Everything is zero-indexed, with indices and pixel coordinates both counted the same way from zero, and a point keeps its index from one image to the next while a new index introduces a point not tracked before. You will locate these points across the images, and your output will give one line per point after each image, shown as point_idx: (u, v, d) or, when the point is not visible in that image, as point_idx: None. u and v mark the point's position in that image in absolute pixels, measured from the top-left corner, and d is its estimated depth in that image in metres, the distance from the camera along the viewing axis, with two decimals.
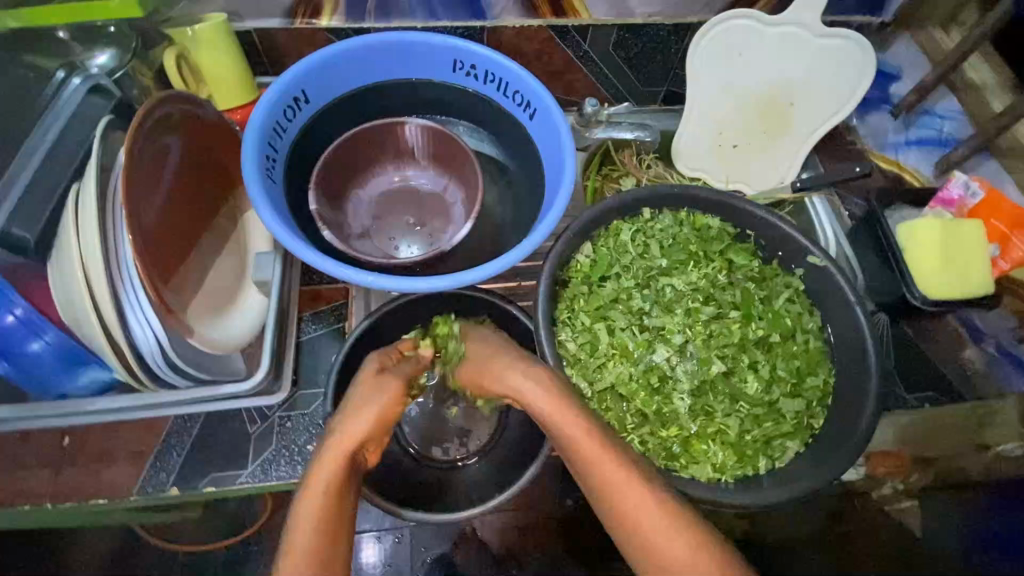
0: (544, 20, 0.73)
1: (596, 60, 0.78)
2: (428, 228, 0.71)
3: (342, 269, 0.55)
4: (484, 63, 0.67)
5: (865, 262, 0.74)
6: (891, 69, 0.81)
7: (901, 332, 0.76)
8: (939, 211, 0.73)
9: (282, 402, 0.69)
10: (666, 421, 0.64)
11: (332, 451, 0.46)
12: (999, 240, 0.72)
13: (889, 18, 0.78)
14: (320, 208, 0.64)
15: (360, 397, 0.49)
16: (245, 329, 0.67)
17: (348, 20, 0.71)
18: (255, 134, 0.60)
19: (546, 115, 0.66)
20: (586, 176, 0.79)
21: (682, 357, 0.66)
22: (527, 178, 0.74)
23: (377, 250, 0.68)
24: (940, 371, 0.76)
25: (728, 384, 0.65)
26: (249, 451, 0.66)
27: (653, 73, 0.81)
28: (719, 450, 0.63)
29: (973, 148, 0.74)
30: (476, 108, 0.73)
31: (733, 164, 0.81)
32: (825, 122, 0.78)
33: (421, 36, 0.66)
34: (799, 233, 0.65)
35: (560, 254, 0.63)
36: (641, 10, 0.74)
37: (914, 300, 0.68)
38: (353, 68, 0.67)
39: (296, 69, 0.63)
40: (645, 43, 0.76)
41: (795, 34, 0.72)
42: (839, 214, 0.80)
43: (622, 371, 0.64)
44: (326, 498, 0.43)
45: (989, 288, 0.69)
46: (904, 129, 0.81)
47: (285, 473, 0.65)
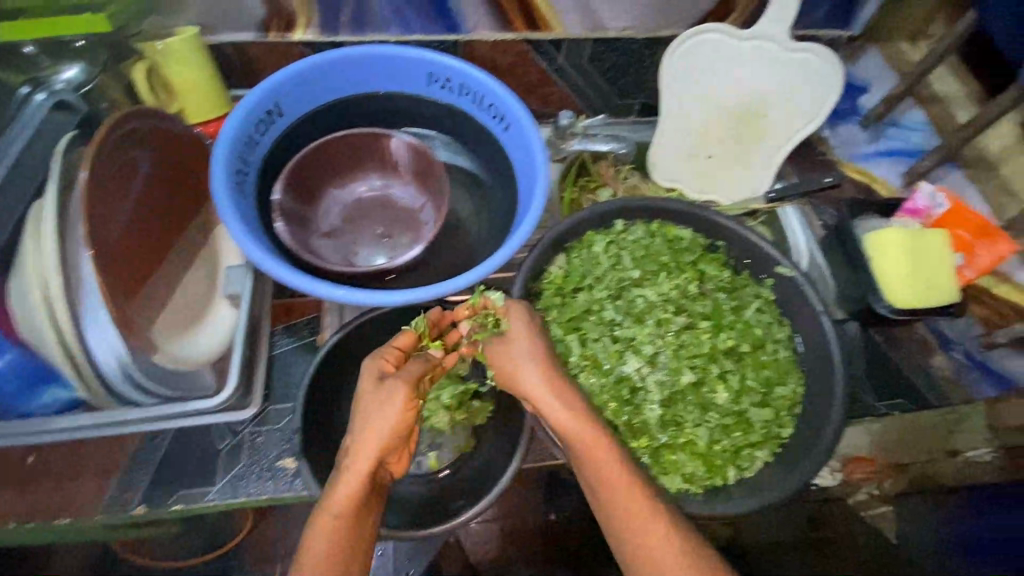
0: (518, 34, 0.71)
1: (573, 74, 0.77)
2: (394, 241, 0.69)
3: (300, 279, 0.55)
4: (458, 76, 0.67)
5: (837, 272, 0.71)
6: (860, 81, 0.81)
7: (872, 339, 0.73)
8: (905, 221, 0.72)
9: (253, 416, 0.66)
10: (636, 432, 0.61)
11: (345, 467, 0.47)
12: (964, 250, 0.70)
13: (856, 31, 0.75)
14: (282, 199, 0.64)
15: (371, 404, 0.48)
16: (214, 344, 0.65)
17: (322, 34, 0.68)
18: (225, 149, 0.60)
19: (518, 127, 0.66)
20: (562, 188, 0.77)
21: (653, 367, 0.63)
22: (501, 187, 0.73)
23: (338, 254, 0.67)
24: (912, 380, 0.71)
25: (698, 393, 0.62)
26: (217, 468, 0.64)
27: (627, 87, 0.79)
28: (688, 460, 0.60)
29: (937, 161, 0.74)
30: (453, 121, 0.73)
31: (705, 177, 0.79)
32: (794, 137, 0.75)
33: (397, 50, 0.66)
34: (767, 244, 0.62)
35: (532, 265, 0.62)
36: (614, 24, 0.71)
37: (879, 308, 0.66)
38: (328, 81, 0.67)
39: (269, 84, 0.63)
40: (619, 57, 0.75)
41: (763, 48, 0.70)
42: (813, 225, 0.77)
43: (594, 382, 0.61)
44: (343, 519, 0.45)
45: (951, 297, 0.67)
46: (874, 140, 0.80)
47: (255, 490, 0.63)
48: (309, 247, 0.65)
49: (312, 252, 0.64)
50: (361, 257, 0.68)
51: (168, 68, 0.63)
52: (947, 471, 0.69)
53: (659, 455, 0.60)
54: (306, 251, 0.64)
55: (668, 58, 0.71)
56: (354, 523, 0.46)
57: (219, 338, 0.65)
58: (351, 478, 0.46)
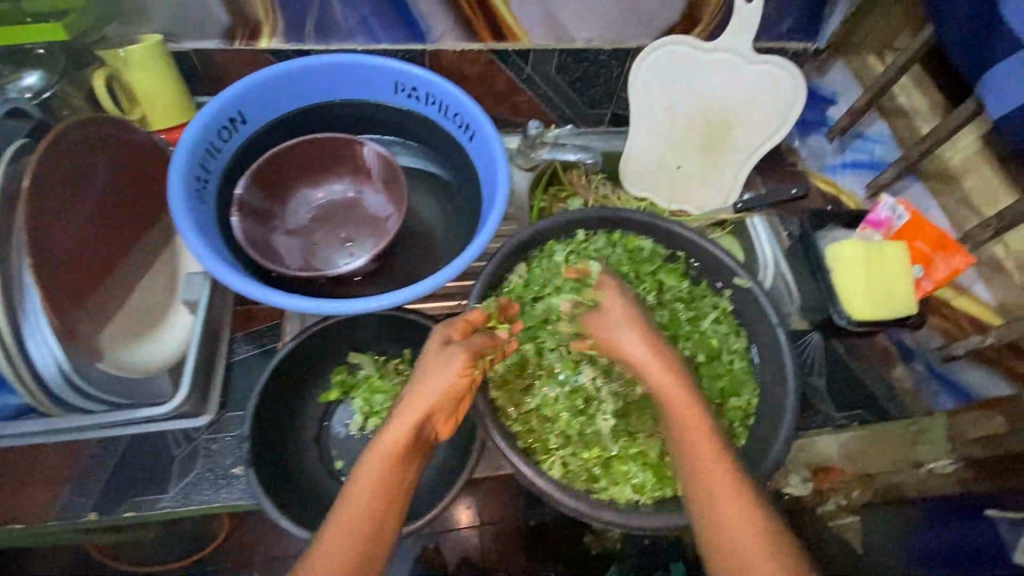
0: (484, 44, 0.77)
1: (541, 83, 0.83)
2: (357, 244, 0.73)
3: (243, 283, 0.61)
4: (424, 85, 0.73)
5: (802, 283, 0.78)
6: (827, 94, 0.88)
7: (834, 348, 0.79)
8: (868, 232, 0.77)
9: (209, 424, 0.70)
10: (589, 442, 0.65)
11: (394, 421, 0.50)
12: (923, 262, 0.74)
13: (823, 43, 0.83)
14: (245, 194, 0.70)
15: (430, 364, 0.52)
16: (167, 351, 0.68)
17: (288, 42, 0.73)
18: (184, 155, 0.66)
19: (482, 136, 0.72)
20: (533, 197, 0.84)
21: (608, 376, 0.67)
22: (470, 191, 0.79)
23: (296, 253, 0.71)
24: (870, 392, 0.77)
25: (653, 404, 0.66)
26: (171, 475, 0.68)
27: (595, 97, 0.87)
28: (639, 471, 0.63)
29: (897, 172, 0.80)
30: (423, 129, 0.79)
31: (673, 184, 0.85)
32: (763, 144, 0.81)
33: (365, 60, 0.72)
34: (726, 254, 0.66)
35: (491, 274, 0.64)
36: (583, 35, 0.77)
37: (839, 321, 0.72)
38: (295, 88, 0.73)
39: (232, 94, 0.69)
40: (588, 66, 0.82)
41: (729, 61, 0.75)
42: (778, 236, 0.83)
43: (549, 394, 0.66)
44: (388, 466, 0.48)
45: (911, 307, 0.72)
46: (840, 152, 0.87)
47: (207, 497, 0.67)
48: (268, 244, 0.71)
49: (267, 247, 0.70)
50: (324, 258, 0.73)
51: (129, 75, 0.69)
52: (909, 482, 0.70)
53: (610, 466, 0.64)
54: (260, 245, 0.70)
55: (634, 72, 0.76)
56: (398, 475, 0.48)
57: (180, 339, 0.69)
58: (398, 429, 0.49)
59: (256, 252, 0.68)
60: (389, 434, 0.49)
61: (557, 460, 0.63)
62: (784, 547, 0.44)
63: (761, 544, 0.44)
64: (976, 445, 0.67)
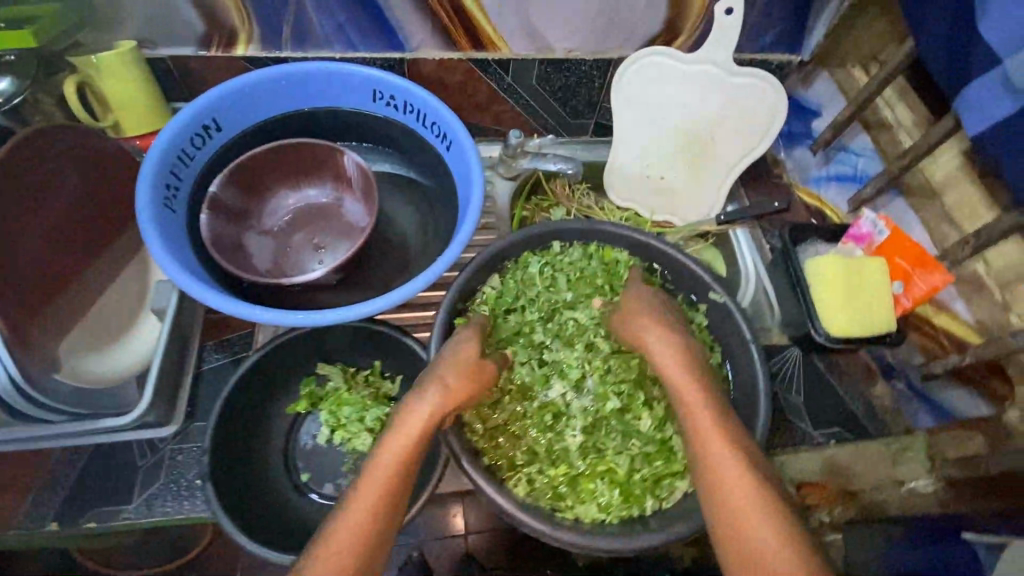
0: (464, 53, 0.72)
1: (524, 95, 0.78)
2: (329, 250, 0.72)
3: (209, 295, 0.59)
4: (403, 95, 0.71)
5: (782, 300, 0.72)
6: (812, 103, 0.80)
7: (815, 366, 0.73)
8: (850, 247, 0.71)
9: (174, 434, 0.66)
10: (556, 459, 0.61)
11: (404, 416, 0.51)
12: (903, 280, 0.67)
13: (807, 56, 0.75)
14: (221, 191, 0.69)
15: (440, 365, 0.54)
16: (141, 355, 0.67)
17: (263, 49, 0.70)
18: (157, 154, 0.64)
19: (459, 147, 0.70)
20: (514, 205, 0.82)
21: (580, 388, 0.64)
22: (445, 201, 0.76)
23: (268, 255, 0.71)
24: (850, 408, 0.71)
25: (622, 420, 0.62)
26: (133, 488, 0.63)
27: (576, 106, 0.81)
28: (606, 490, 0.58)
29: (879, 186, 0.71)
30: (401, 138, 0.76)
31: (658, 196, 0.82)
32: (744, 158, 0.78)
33: (344, 68, 0.70)
34: (700, 267, 0.63)
35: (463, 284, 0.63)
36: (562, 46, 0.72)
37: (816, 336, 0.66)
38: (267, 96, 0.70)
39: (202, 103, 0.67)
40: (568, 77, 0.76)
41: (709, 73, 0.72)
42: (761, 249, 0.79)
43: (513, 408, 0.62)
44: (398, 459, 0.48)
45: (893, 326, 0.66)
46: (824, 164, 0.79)
47: (171, 510, 0.62)
48: (239, 246, 0.70)
49: (236, 249, 0.69)
50: (294, 264, 0.71)
51: (101, 82, 0.65)
52: (893, 501, 0.65)
53: (577, 481, 0.60)
54: (229, 245, 0.69)
55: (616, 82, 0.74)
56: (406, 472, 0.49)
57: (146, 350, 0.67)
58: (410, 423, 0.50)
59: (220, 254, 0.67)
60: (399, 429, 0.50)
61: (520, 474, 0.59)
62: (793, 531, 0.42)
63: (767, 522, 0.42)
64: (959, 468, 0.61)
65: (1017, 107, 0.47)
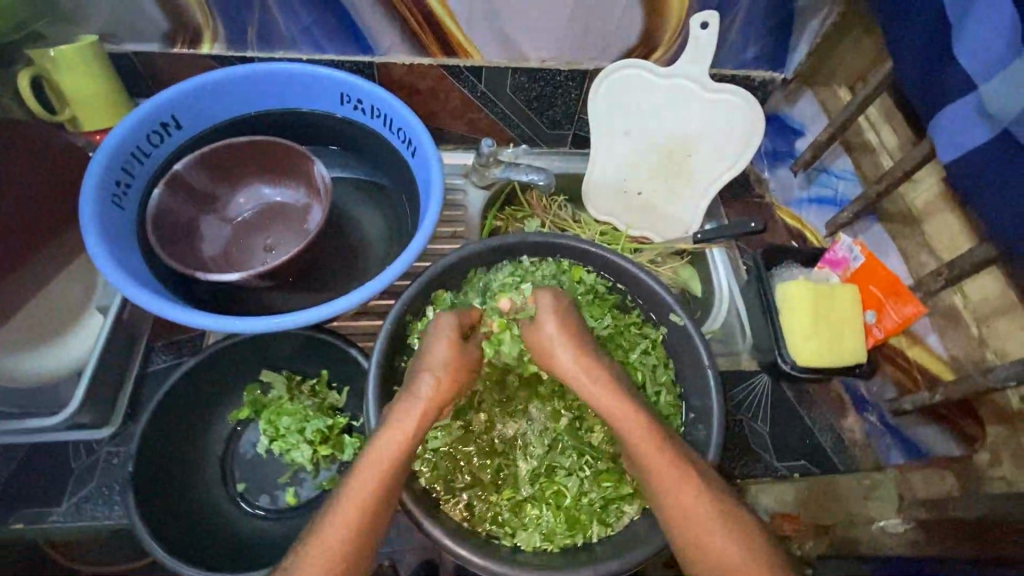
0: (435, 59, 0.86)
1: (491, 97, 0.92)
2: (284, 241, 0.81)
3: (140, 295, 0.67)
4: (367, 98, 0.82)
5: (754, 322, 0.85)
6: (796, 126, 0.96)
7: (784, 393, 0.85)
8: (825, 270, 0.85)
9: (112, 436, 0.76)
10: (502, 485, 0.69)
11: (396, 422, 0.59)
12: (876, 308, 0.80)
13: (790, 76, 0.91)
14: (184, 170, 0.77)
15: (430, 362, 0.64)
16: (78, 355, 0.75)
17: (230, 49, 0.82)
18: (108, 152, 0.73)
19: (421, 152, 0.80)
20: (485, 215, 0.95)
21: (527, 415, 0.73)
22: (410, 205, 0.87)
23: (222, 238, 0.81)
24: (817, 440, 0.83)
25: (576, 439, 0.71)
26: (65, 489, 0.72)
27: (554, 117, 0.96)
28: (551, 516, 0.67)
29: (857, 213, 0.84)
30: (372, 139, 0.87)
31: (629, 208, 0.97)
32: (725, 170, 0.93)
33: (312, 73, 0.81)
34: (663, 290, 0.70)
35: (408, 299, 0.69)
36: (535, 55, 0.86)
37: (783, 364, 0.79)
38: (229, 95, 0.81)
39: (164, 101, 0.77)
40: (543, 86, 0.91)
41: (683, 85, 0.87)
42: (737, 267, 0.93)
43: (460, 439, 0.70)
44: (386, 468, 0.57)
45: (859, 354, 0.79)
46: (807, 186, 0.95)
47: (99, 513, 0.71)
48: (195, 226, 0.80)
49: (190, 230, 0.79)
50: (243, 254, 0.81)
51: (57, 73, 0.76)
52: (863, 537, 0.74)
53: (519, 509, 0.68)
54: (182, 224, 0.79)
55: (593, 101, 0.89)
56: (394, 477, 0.57)
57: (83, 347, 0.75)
58: (389, 437, 0.58)
59: (163, 234, 0.76)
60: (385, 441, 0.58)
61: (460, 502, 0.66)
62: (758, 544, 0.56)
63: (726, 538, 0.56)
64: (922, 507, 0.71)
65: (986, 136, 0.53)
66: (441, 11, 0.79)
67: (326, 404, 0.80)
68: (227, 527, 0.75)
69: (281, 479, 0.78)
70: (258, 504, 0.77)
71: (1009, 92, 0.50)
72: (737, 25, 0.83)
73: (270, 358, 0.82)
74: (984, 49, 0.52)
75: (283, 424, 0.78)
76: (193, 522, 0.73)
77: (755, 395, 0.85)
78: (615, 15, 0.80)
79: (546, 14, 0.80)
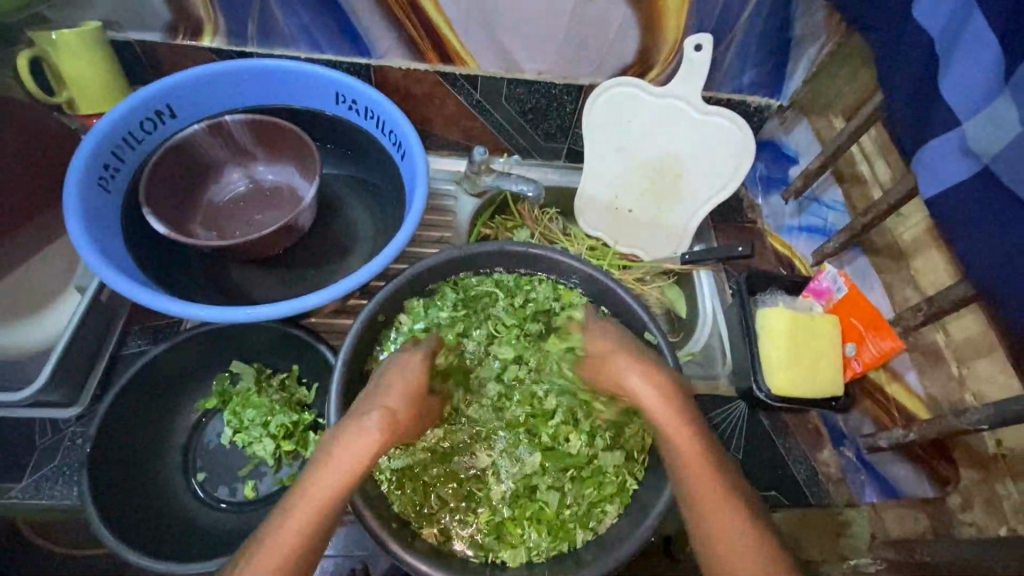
0: (432, 65, 1.06)
1: (483, 104, 1.13)
2: (271, 216, 1.02)
3: (117, 279, 0.84)
4: (358, 98, 1.03)
5: (735, 346, 1.05)
6: (792, 152, 1.21)
7: (760, 420, 1.04)
8: (813, 298, 1.07)
9: (77, 419, 0.95)
10: (477, 509, 0.80)
11: (342, 450, 0.65)
12: (858, 341, 0.99)
13: (785, 101, 1.14)
14: (234, 123, 1.00)
15: (390, 390, 0.71)
16: (46, 336, 0.95)
17: (226, 42, 1.01)
18: (101, 134, 0.93)
19: (410, 150, 0.99)
20: (476, 222, 1.16)
21: (495, 443, 0.84)
22: (393, 196, 1.09)
23: (242, 180, 1.05)
24: (789, 469, 1.01)
25: (551, 456, 0.82)
26: (28, 467, 0.91)
27: (548, 130, 1.19)
28: (534, 533, 0.78)
29: (843, 240, 1.06)
30: (364, 136, 1.08)
31: (620, 223, 1.20)
32: (712, 189, 1.14)
33: (309, 76, 1.02)
34: (642, 311, 0.82)
35: (394, 288, 0.83)
36: (531, 67, 1.07)
37: (759, 392, 0.97)
38: (217, 87, 1.01)
39: (158, 95, 0.97)
40: (539, 98, 1.12)
41: (675, 105, 1.07)
42: (722, 291, 1.14)
43: (435, 471, 0.81)
44: (337, 487, 0.64)
45: (831, 383, 0.98)
46: (797, 215, 1.19)
47: (54, 491, 0.90)
48: (217, 171, 1.04)
49: (216, 168, 1.03)
50: (231, 217, 1.03)
51: (55, 57, 0.94)
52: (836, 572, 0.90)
53: (503, 530, 0.78)
54: (212, 159, 1.03)
55: (586, 113, 1.09)
56: (335, 502, 0.64)
57: (57, 331, 0.96)
58: (344, 456, 0.65)
59: (173, 178, 0.99)
60: (349, 437, 0.66)
61: (438, 526, 0.77)
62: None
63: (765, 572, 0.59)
64: (890, 548, 0.89)
65: (968, 171, 0.66)
66: (442, 24, 0.99)
67: (293, 400, 0.98)
68: (182, 513, 0.91)
69: (241, 472, 0.96)
70: (218, 497, 0.94)
71: (987, 133, 0.64)
72: (733, 50, 1.04)
73: (243, 351, 1.01)
74: (970, 86, 0.65)
75: (247, 417, 0.96)
76: (159, 517, 0.89)
77: (735, 421, 1.04)
78: (612, 31, 1.00)
79: (546, 26, 0.99)
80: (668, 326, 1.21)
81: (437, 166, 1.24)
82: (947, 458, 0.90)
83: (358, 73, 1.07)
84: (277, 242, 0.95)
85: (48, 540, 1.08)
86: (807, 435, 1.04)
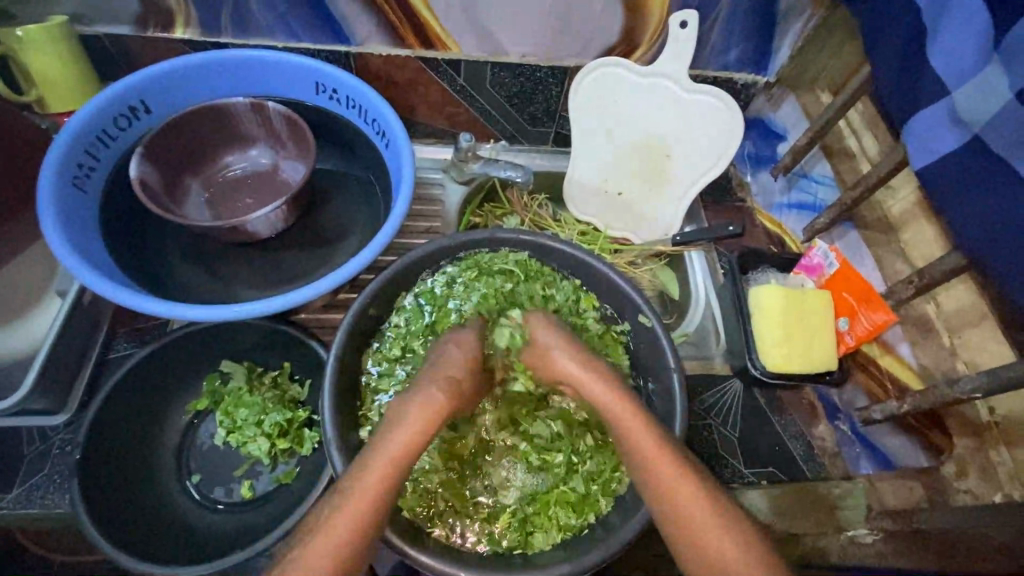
0: (413, 50, 1.01)
1: (466, 90, 1.09)
2: (256, 208, 0.96)
3: (94, 278, 0.80)
4: (341, 88, 0.99)
5: (728, 326, 1.02)
6: (779, 127, 1.17)
7: (755, 399, 1.00)
8: (804, 274, 1.04)
9: (64, 426, 0.90)
10: (495, 509, 0.75)
11: (385, 443, 0.63)
12: (850, 314, 0.96)
13: (772, 78, 1.10)
14: (278, 110, 0.95)
15: (430, 381, 0.70)
16: (24, 342, 0.90)
17: (199, 32, 0.96)
18: (79, 126, 0.89)
19: (395, 139, 0.95)
20: (466, 208, 1.13)
21: (509, 427, 0.80)
22: (383, 186, 1.03)
23: (263, 161, 1.00)
24: (787, 449, 0.96)
25: (568, 441, 0.79)
26: (14, 481, 0.86)
27: (534, 114, 1.14)
28: (563, 513, 0.74)
29: (831, 218, 1.03)
30: (349, 128, 1.04)
31: (615, 205, 1.16)
32: (716, 171, 1.10)
33: (291, 68, 0.98)
34: (634, 293, 0.79)
35: (383, 281, 0.78)
36: (516, 50, 1.03)
37: (754, 369, 0.95)
38: (194, 79, 0.97)
39: (131, 89, 0.93)
40: (522, 82, 1.08)
41: (662, 83, 1.04)
42: (714, 270, 1.11)
43: (453, 468, 0.77)
44: (383, 475, 0.61)
45: (827, 360, 0.95)
46: (786, 192, 1.16)
47: (35, 502, 0.85)
48: (244, 144, 0.99)
49: (248, 140, 0.99)
50: (222, 193, 0.98)
51: (21, 53, 0.88)
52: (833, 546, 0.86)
53: (530, 521, 0.75)
54: (247, 131, 0.98)
55: (574, 94, 1.06)
56: (387, 496, 0.60)
57: (40, 335, 0.91)
58: (398, 438, 0.64)
59: (191, 134, 0.95)
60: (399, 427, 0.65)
61: (449, 527, 0.73)
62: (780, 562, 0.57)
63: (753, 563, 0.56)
64: (888, 517, 0.86)
65: (956, 142, 0.63)
66: (420, 6, 0.94)
67: (286, 397, 0.94)
68: (179, 516, 0.88)
69: (237, 472, 0.92)
70: (214, 498, 0.90)
71: (978, 99, 0.60)
72: (719, 27, 1.00)
73: (233, 352, 0.97)
74: (961, 53, 0.61)
75: (241, 417, 0.92)
76: (152, 522, 0.85)
77: (731, 401, 1.00)
78: (595, 8, 0.95)
79: (527, 7, 0.95)
80: (661, 309, 1.17)
81: (422, 155, 1.19)
82: (941, 429, 0.89)
83: (337, 61, 1.02)
84: (249, 235, 0.90)
85: (45, 549, 1.04)
86: (802, 410, 1.00)
